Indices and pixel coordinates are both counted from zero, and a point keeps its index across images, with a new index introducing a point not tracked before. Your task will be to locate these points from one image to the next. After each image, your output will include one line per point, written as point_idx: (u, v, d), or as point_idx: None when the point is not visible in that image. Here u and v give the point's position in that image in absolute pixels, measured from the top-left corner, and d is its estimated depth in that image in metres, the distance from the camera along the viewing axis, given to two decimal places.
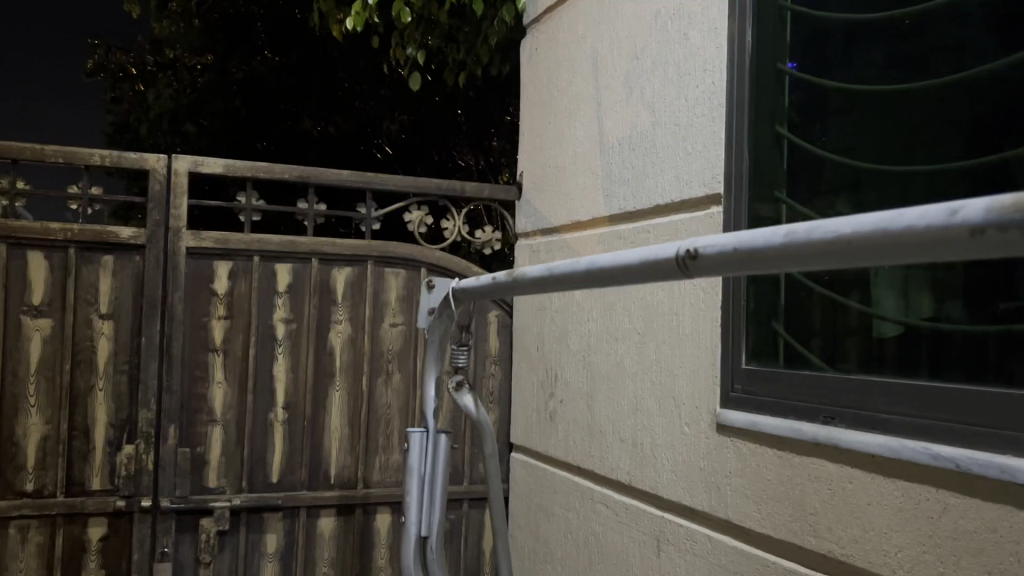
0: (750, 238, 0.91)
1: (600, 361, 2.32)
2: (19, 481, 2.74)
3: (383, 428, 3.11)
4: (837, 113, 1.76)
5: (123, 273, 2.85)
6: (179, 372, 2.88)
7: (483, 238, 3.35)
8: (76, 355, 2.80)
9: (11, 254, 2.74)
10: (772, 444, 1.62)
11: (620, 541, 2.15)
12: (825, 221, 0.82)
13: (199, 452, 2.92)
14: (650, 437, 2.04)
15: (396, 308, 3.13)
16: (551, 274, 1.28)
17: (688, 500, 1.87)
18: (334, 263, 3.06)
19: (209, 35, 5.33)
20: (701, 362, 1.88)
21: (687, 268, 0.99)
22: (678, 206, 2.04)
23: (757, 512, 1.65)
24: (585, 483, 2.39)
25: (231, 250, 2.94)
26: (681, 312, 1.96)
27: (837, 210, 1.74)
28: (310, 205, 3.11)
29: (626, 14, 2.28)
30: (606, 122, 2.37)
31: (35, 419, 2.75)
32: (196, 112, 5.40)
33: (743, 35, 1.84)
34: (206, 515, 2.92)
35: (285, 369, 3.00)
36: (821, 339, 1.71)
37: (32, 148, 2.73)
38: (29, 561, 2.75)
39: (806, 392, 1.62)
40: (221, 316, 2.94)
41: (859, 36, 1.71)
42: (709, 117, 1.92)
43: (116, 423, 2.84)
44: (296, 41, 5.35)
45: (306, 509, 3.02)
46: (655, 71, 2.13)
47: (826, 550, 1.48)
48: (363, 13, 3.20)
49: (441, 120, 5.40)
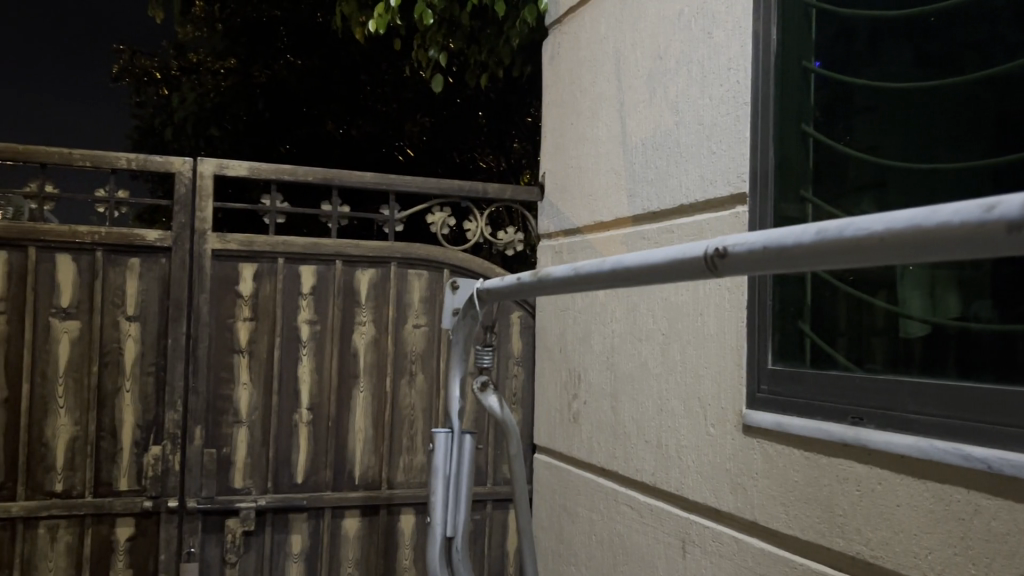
0: (780, 238, 0.90)
1: (624, 361, 2.31)
2: (49, 481, 2.77)
3: (407, 429, 3.12)
4: (863, 111, 1.75)
5: (149, 276, 2.87)
6: (205, 373, 2.90)
7: (506, 239, 3.35)
8: (104, 356, 2.83)
9: (39, 257, 2.77)
10: (799, 445, 1.61)
11: (645, 543, 2.14)
12: (858, 219, 0.81)
13: (225, 452, 2.94)
14: (675, 438, 2.03)
15: (419, 309, 3.13)
16: (577, 274, 1.28)
17: (713, 501, 1.86)
18: (358, 265, 3.07)
19: (233, 39, 5.37)
20: (726, 363, 1.87)
21: (715, 267, 0.98)
22: (703, 206, 2.03)
23: (784, 514, 1.64)
24: (610, 484, 2.38)
25: (255, 252, 2.95)
26: (706, 313, 1.95)
27: (864, 209, 1.72)
28: (333, 207, 3.12)
29: (649, 14, 2.27)
30: (629, 122, 2.37)
31: (65, 419, 2.79)
32: (220, 115, 5.39)
33: (769, 33, 1.83)
34: (233, 516, 2.94)
35: (309, 370, 3.01)
36: (847, 338, 1.70)
37: (60, 152, 2.76)
38: (58, 561, 2.78)
39: (833, 393, 1.61)
40: (246, 317, 2.96)
41: (885, 33, 1.69)
42: (734, 117, 1.90)
43: (143, 424, 2.87)
44: (318, 44, 5.37)
45: (331, 510, 3.03)
46: (679, 70, 2.12)
47: (855, 551, 1.46)
48: (385, 16, 3.21)
49: (462, 122, 5.41)
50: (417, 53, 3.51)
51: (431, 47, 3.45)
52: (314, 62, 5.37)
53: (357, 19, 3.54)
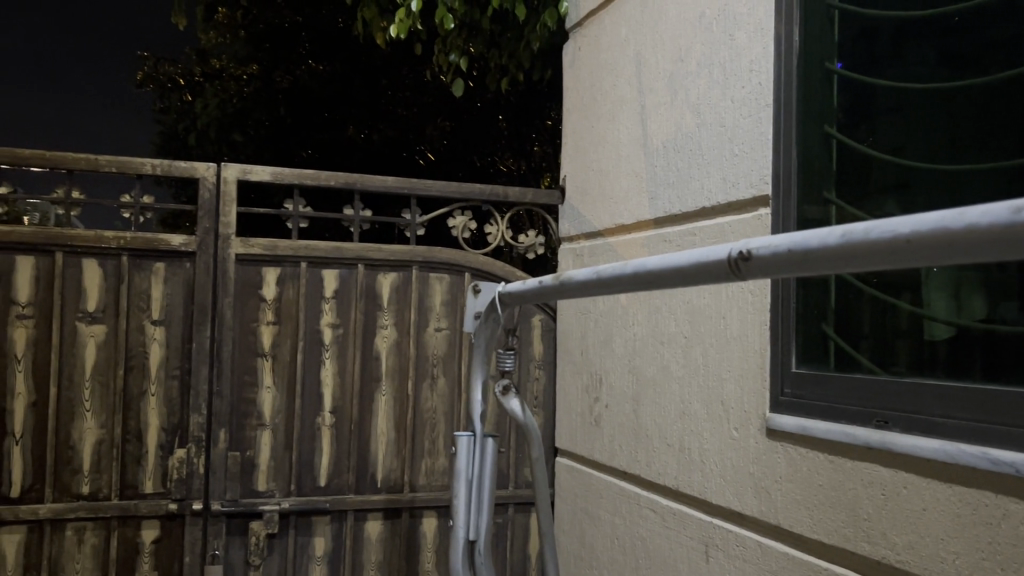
0: (805, 241, 0.89)
1: (646, 365, 2.31)
2: (75, 484, 2.80)
3: (428, 433, 3.13)
4: (886, 112, 1.74)
5: (174, 280, 2.90)
6: (230, 376, 2.92)
7: (526, 242, 3.35)
8: (129, 360, 2.86)
9: (66, 261, 2.80)
10: (824, 449, 1.60)
11: (667, 547, 2.14)
12: (884, 221, 0.81)
13: (249, 455, 2.96)
14: (698, 442, 2.02)
15: (440, 313, 3.14)
16: (598, 277, 1.28)
17: (736, 504, 1.86)
18: (379, 269, 3.09)
19: (255, 44, 5.49)
20: (749, 366, 1.86)
21: (739, 271, 0.98)
22: (725, 208, 2.02)
23: (809, 518, 1.63)
24: (632, 488, 2.37)
25: (278, 256, 2.97)
26: (729, 315, 1.94)
27: (888, 211, 1.71)
28: (355, 211, 3.13)
29: (670, 17, 2.27)
30: (650, 124, 2.37)
31: (91, 423, 2.82)
32: (243, 120, 5.53)
33: (791, 34, 1.82)
34: (256, 519, 2.96)
35: (331, 374, 3.03)
36: (871, 341, 1.69)
37: (86, 158, 2.79)
38: (85, 563, 2.81)
39: (858, 397, 1.60)
40: (269, 321, 2.98)
41: (909, 34, 1.68)
42: (756, 119, 1.89)
43: (168, 427, 2.89)
44: (339, 49, 5.40)
45: (354, 513, 3.05)
46: (701, 72, 2.11)
47: (881, 556, 1.45)
48: (406, 20, 3.22)
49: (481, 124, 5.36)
50: (438, 57, 3.52)
51: (452, 52, 3.47)
52: (335, 67, 5.40)
53: (379, 24, 3.55)
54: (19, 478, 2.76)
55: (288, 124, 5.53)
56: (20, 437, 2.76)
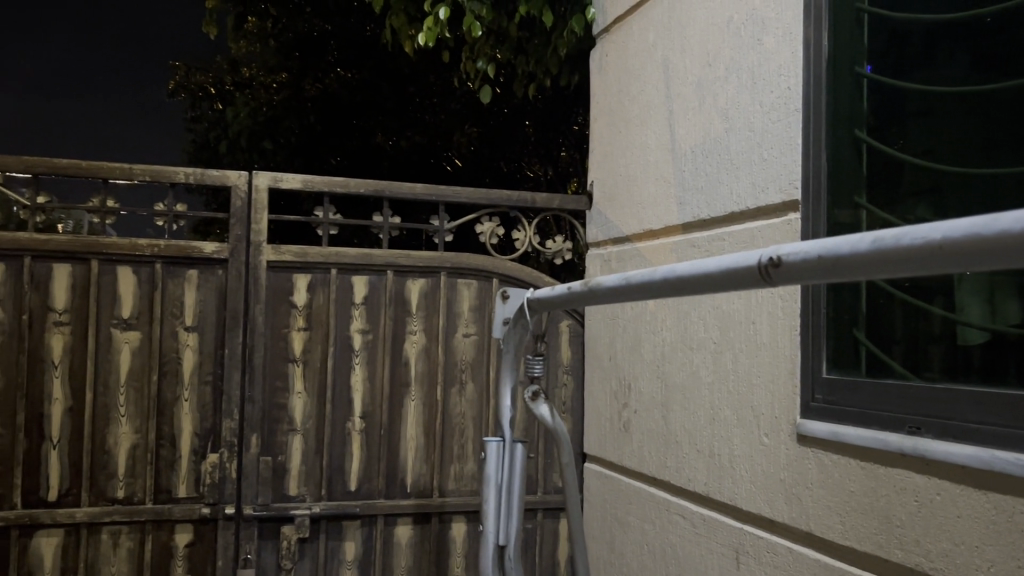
0: (837, 246, 0.89)
1: (675, 371, 2.30)
2: (111, 488, 2.84)
3: (457, 437, 3.14)
4: (917, 115, 1.73)
5: (207, 287, 2.94)
6: (262, 381, 2.95)
7: (554, 248, 3.35)
8: (163, 366, 2.90)
9: (102, 268, 2.85)
10: (856, 454, 1.59)
11: (697, 553, 2.13)
12: (915, 228, 0.80)
13: (281, 460, 2.98)
14: (728, 447, 2.01)
15: (469, 318, 3.16)
16: (628, 283, 1.28)
17: (767, 511, 1.85)
18: (408, 275, 3.11)
19: (285, 54, 5.48)
20: (780, 371, 1.85)
21: (769, 277, 0.98)
22: (754, 212, 2.01)
23: (840, 524, 1.61)
24: (661, 494, 2.37)
25: (309, 263, 3.00)
26: (759, 321, 1.93)
27: (919, 215, 1.70)
28: (384, 218, 3.15)
29: (698, 22, 2.26)
30: (678, 129, 2.36)
31: (126, 428, 2.86)
32: (275, 128, 5.53)
33: (819, 39, 1.81)
34: (288, 523, 2.98)
35: (361, 379, 3.05)
36: (903, 346, 1.68)
37: (121, 167, 2.85)
38: (120, 566, 2.86)
39: (890, 402, 1.58)
40: (300, 327, 3.01)
41: (939, 36, 1.67)
42: (785, 123, 1.88)
43: (200, 432, 2.93)
44: (368, 57, 5.44)
45: (384, 517, 3.07)
46: (729, 77, 2.11)
47: (914, 563, 1.44)
48: (434, 28, 3.24)
49: (508, 132, 5.31)
50: (465, 64, 3.54)
51: (479, 58, 3.48)
52: (363, 75, 5.44)
53: (407, 32, 3.57)
54: (56, 482, 2.80)
55: (317, 131, 5.58)
56: (57, 441, 2.80)
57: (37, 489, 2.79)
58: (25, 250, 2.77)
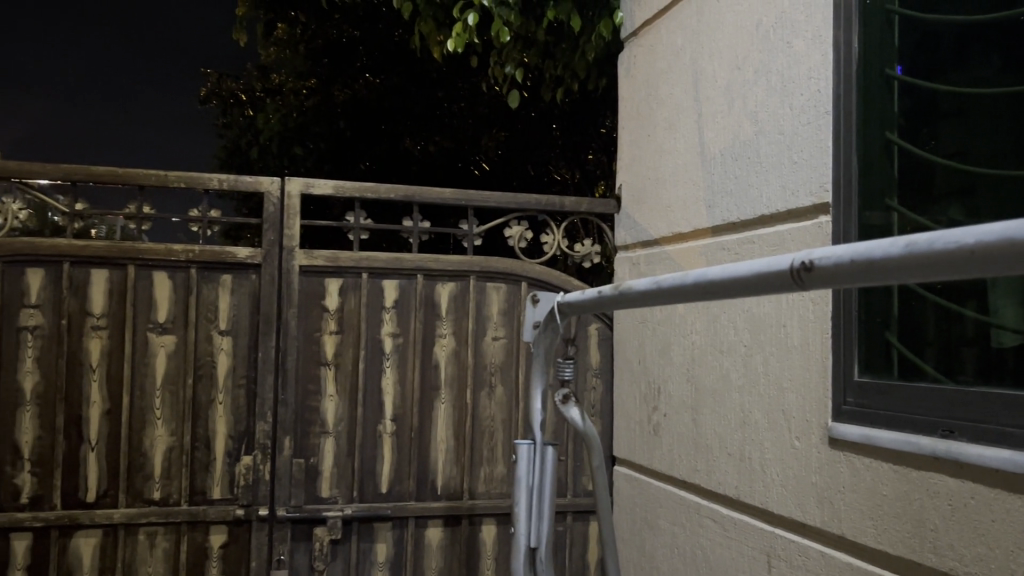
0: (869, 250, 0.90)
1: (705, 374, 2.30)
2: (147, 490, 2.89)
3: (487, 440, 3.16)
4: (950, 116, 1.73)
5: (240, 291, 2.98)
6: (295, 385, 2.99)
7: (582, 251, 3.36)
8: (198, 369, 2.94)
9: (139, 274, 2.90)
10: (888, 457, 1.59)
11: (728, 556, 2.13)
12: (948, 232, 0.81)
13: (313, 462, 3.02)
14: (759, 451, 2.01)
15: (498, 322, 3.18)
16: (658, 287, 1.29)
17: (798, 514, 1.84)
18: (438, 279, 3.13)
19: (314, 60, 5.57)
20: (811, 374, 1.85)
21: (801, 281, 0.99)
22: (785, 215, 2.01)
23: (873, 528, 1.61)
24: (692, 498, 2.37)
25: (340, 267, 3.04)
26: (790, 324, 1.93)
27: (951, 217, 1.70)
28: (414, 223, 3.18)
29: (726, 25, 2.27)
30: (706, 133, 2.37)
31: (162, 430, 2.91)
32: (303, 134, 5.73)
33: (850, 40, 1.81)
34: (321, 525, 3.01)
35: (392, 382, 3.08)
36: (935, 349, 1.68)
37: (157, 174, 2.90)
38: (157, 566, 2.90)
39: (922, 405, 1.58)
40: (332, 330, 3.04)
41: (972, 37, 1.67)
42: (815, 126, 1.88)
43: (235, 434, 2.97)
44: (397, 63, 5.49)
45: (415, 519, 3.09)
46: (758, 80, 2.11)
47: (949, 567, 1.43)
48: (463, 34, 3.27)
49: (537, 134, 5.33)
50: (494, 69, 3.56)
51: (507, 63, 3.50)
52: (392, 80, 5.48)
53: (435, 38, 3.61)
54: (94, 483, 2.85)
55: (346, 136, 5.63)
56: (95, 443, 2.86)
57: (76, 490, 2.84)
58: (64, 256, 2.83)
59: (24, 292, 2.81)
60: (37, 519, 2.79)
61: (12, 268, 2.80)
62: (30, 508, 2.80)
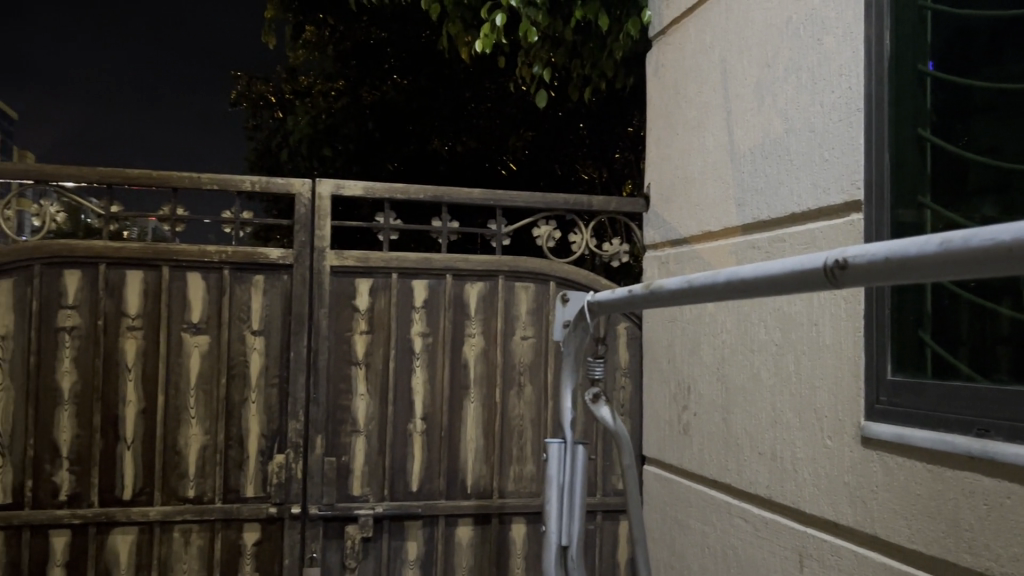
0: (904, 248, 0.90)
1: (735, 373, 2.30)
2: (182, 488, 2.93)
3: (516, 439, 3.17)
4: (985, 113, 1.72)
5: (273, 292, 3.01)
6: (326, 384, 3.02)
7: (610, 251, 3.35)
8: (231, 369, 2.98)
9: (173, 275, 2.94)
10: (922, 457, 1.58)
11: (760, 555, 2.12)
12: (984, 229, 0.80)
13: (344, 461, 3.05)
14: (790, 450, 2.01)
15: (526, 321, 3.19)
16: (690, 286, 1.29)
17: (830, 513, 1.84)
18: (467, 279, 3.15)
19: (342, 62, 5.64)
20: (843, 373, 1.84)
21: (835, 278, 0.99)
22: (816, 214, 2.00)
23: (907, 528, 1.60)
24: (722, 497, 2.36)
25: (371, 268, 3.06)
26: (822, 323, 1.92)
27: (986, 214, 1.69)
28: (443, 223, 3.19)
29: (756, 23, 2.26)
30: (736, 131, 2.36)
31: (196, 429, 2.95)
32: (333, 135, 5.67)
33: (882, 36, 1.78)
34: (352, 523, 3.04)
35: (421, 382, 3.10)
36: (969, 348, 1.67)
37: (191, 176, 2.94)
38: (191, 563, 2.94)
39: (957, 405, 1.56)
40: (362, 330, 3.07)
41: (1008, 32, 1.66)
42: (846, 124, 1.87)
43: (268, 433, 3.00)
44: (424, 63, 5.49)
45: (445, 518, 3.11)
46: (788, 77, 2.10)
47: (985, 567, 1.42)
48: (491, 35, 3.28)
49: (564, 136, 5.37)
50: (522, 69, 3.57)
51: (535, 63, 3.50)
52: (419, 82, 5.51)
53: (463, 39, 3.63)
54: (131, 481, 2.90)
55: (375, 138, 5.67)
56: (131, 442, 2.90)
57: (113, 488, 2.88)
58: (100, 257, 2.87)
59: (62, 293, 2.86)
60: (75, 516, 2.84)
61: (50, 270, 2.85)
62: (68, 506, 2.85)
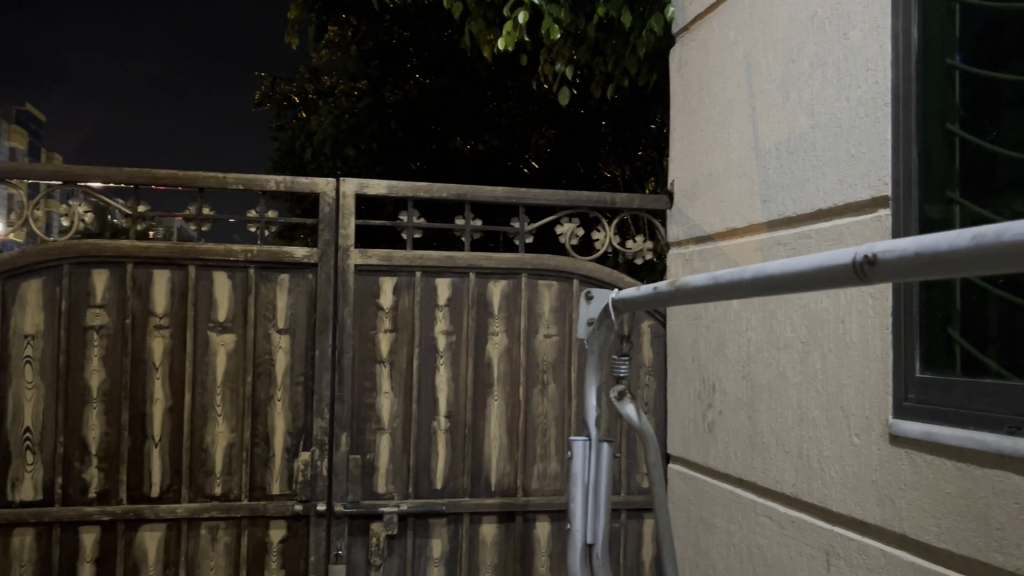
0: (935, 244, 0.89)
1: (760, 371, 2.29)
2: (209, 485, 2.96)
3: (540, 437, 3.17)
4: (1014, 107, 1.70)
5: (298, 291, 3.03)
6: (351, 382, 3.03)
7: (634, 248, 3.33)
8: (257, 367, 3.00)
9: (199, 274, 2.97)
10: (952, 455, 1.56)
11: (786, 555, 2.11)
12: (1016, 223, 0.79)
13: (369, 459, 3.06)
14: (816, 448, 1.99)
15: (550, 319, 3.18)
16: (716, 281, 1.28)
17: (858, 512, 1.82)
18: (490, 277, 3.15)
19: (364, 62, 5.59)
20: (870, 371, 1.82)
21: (864, 274, 0.97)
22: (842, 210, 1.98)
23: (936, 526, 1.58)
24: (748, 495, 2.35)
25: (394, 266, 3.06)
26: (849, 319, 1.90)
27: (1015, 209, 1.68)
28: (466, 221, 3.19)
29: (781, 19, 2.24)
30: (761, 127, 2.35)
31: (222, 427, 2.97)
32: (355, 135, 5.74)
33: (909, 30, 1.75)
34: (377, 520, 3.05)
35: (445, 380, 3.10)
36: (999, 344, 1.66)
37: (216, 176, 2.96)
38: (218, 560, 2.97)
39: (988, 402, 1.55)
40: (387, 328, 3.08)
41: None
42: (873, 119, 1.85)
43: (293, 430, 3.02)
44: (447, 62, 5.44)
45: (469, 515, 3.11)
46: (813, 73, 2.08)
47: (1016, 566, 1.40)
48: (513, 32, 3.27)
49: (587, 134, 5.40)
50: (544, 67, 3.57)
51: (557, 61, 3.49)
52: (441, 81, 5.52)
53: (486, 38, 3.62)
54: (159, 479, 2.93)
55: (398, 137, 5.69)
56: (159, 440, 2.93)
57: (141, 486, 2.92)
58: (127, 257, 2.90)
59: (90, 293, 2.89)
60: (104, 512, 2.87)
61: (79, 269, 2.89)
62: (97, 502, 2.89)
